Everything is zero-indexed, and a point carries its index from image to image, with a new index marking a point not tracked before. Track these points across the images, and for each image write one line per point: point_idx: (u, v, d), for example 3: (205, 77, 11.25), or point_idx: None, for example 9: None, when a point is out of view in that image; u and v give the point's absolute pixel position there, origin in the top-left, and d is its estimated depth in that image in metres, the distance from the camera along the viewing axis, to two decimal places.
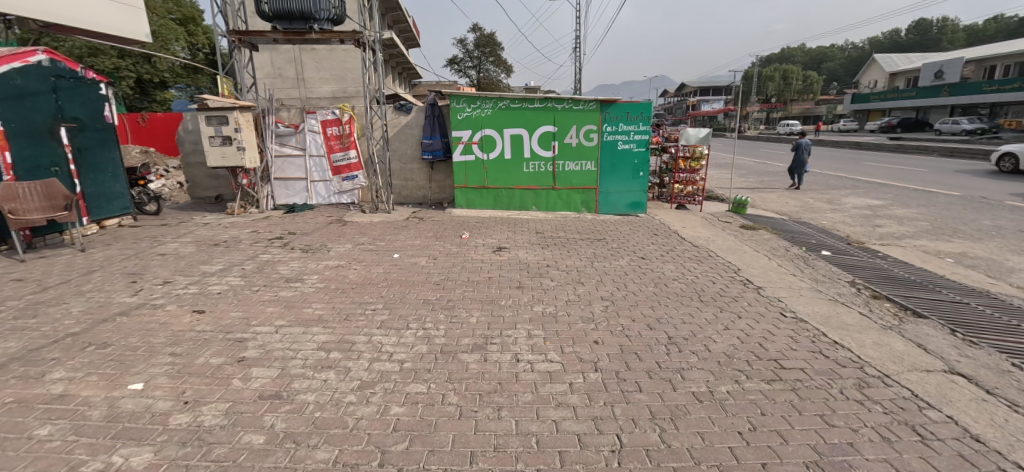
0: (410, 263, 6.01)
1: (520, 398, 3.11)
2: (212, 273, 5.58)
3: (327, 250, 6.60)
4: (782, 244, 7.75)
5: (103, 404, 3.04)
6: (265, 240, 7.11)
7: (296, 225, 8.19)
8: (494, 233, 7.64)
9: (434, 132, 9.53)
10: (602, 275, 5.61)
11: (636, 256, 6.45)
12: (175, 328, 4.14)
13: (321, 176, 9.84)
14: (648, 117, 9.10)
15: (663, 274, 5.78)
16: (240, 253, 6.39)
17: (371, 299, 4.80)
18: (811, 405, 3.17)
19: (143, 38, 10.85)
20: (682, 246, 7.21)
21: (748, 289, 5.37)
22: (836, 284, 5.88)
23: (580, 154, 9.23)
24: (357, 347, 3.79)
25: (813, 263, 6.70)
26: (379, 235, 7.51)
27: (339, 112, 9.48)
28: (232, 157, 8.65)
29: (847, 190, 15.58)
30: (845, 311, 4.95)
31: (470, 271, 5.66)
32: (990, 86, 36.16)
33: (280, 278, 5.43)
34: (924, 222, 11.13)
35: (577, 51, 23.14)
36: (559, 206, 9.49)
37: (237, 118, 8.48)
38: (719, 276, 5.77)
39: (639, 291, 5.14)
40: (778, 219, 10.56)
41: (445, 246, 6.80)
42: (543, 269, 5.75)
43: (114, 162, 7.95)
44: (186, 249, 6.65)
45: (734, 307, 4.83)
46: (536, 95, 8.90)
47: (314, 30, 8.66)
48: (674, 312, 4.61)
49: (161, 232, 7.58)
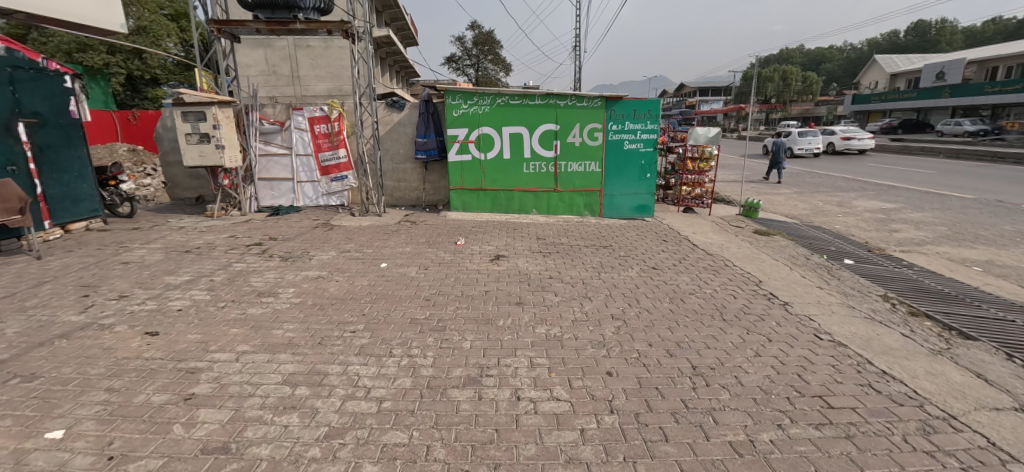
0: (398, 274, 5.43)
1: (521, 452, 2.55)
2: (176, 286, 5.00)
3: (308, 259, 6.01)
4: (801, 251, 7.18)
5: (7, 461, 2.46)
6: (242, 247, 6.51)
7: (277, 229, 7.60)
8: (492, 239, 7.06)
9: (429, 130, 8.99)
10: (611, 288, 5.07)
11: (646, 266, 5.90)
12: (120, 355, 3.57)
13: (309, 176, 9.28)
14: (656, 115, 8.52)
15: (679, 288, 5.21)
16: (212, 262, 5.82)
17: (351, 318, 4.21)
18: (875, 459, 2.60)
19: (117, 28, 10.15)
20: (695, 254, 6.64)
21: (774, 305, 4.82)
22: (868, 298, 5.30)
23: (584, 155, 8.67)
24: (328, 381, 3.21)
25: (838, 274, 6.14)
26: (367, 241, 6.92)
27: (327, 109, 8.91)
28: (210, 155, 8.00)
29: (857, 193, 15.03)
30: (885, 333, 4.38)
31: (464, 284, 5.08)
32: (992, 88, 35.68)
33: (252, 291, 4.85)
34: (943, 226, 10.60)
35: (576, 50, 22.61)
36: (560, 209, 8.93)
37: (215, 114, 7.85)
38: (740, 290, 5.20)
39: (654, 308, 4.57)
40: (791, 223, 9.99)
41: (438, 254, 6.22)
42: (545, 282, 5.18)
43: (80, 161, 7.33)
44: (153, 256, 6.06)
45: (761, 328, 4.26)
46: (537, 91, 8.35)
47: (300, 19, 8.05)
48: (695, 334, 4.05)
49: (130, 238, 6.96)
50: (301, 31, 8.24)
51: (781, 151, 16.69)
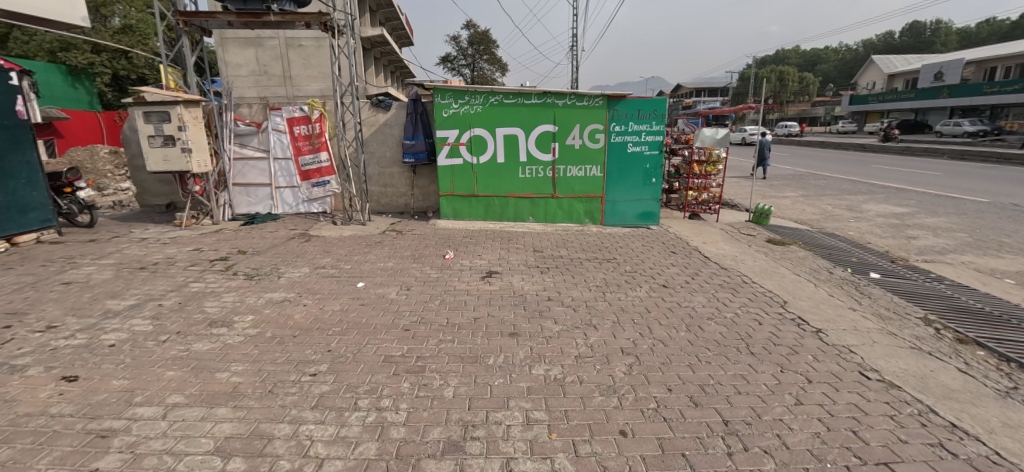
0: (376, 296, 4.75)
1: None
2: (117, 313, 4.33)
3: (276, 277, 5.33)
4: (822, 264, 6.56)
5: None
6: (205, 262, 5.84)
7: (248, 240, 6.91)
8: (485, 252, 6.40)
9: (417, 132, 8.33)
10: (619, 313, 4.43)
11: (656, 285, 5.26)
12: (20, 411, 2.90)
13: (288, 181, 8.62)
14: (662, 116, 7.89)
15: (695, 311, 4.57)
16: (166, 282, 5.15)
17: (313, 356, 3.55)
18: None
19: (79, 22, 9.44)
20: (709, 268, 6.01)
21: (806, 333, 4.19)
22: (908, 323, 4.67)
23: (584, 158, 8.04)
24: (271, 449, 2.55)
25: (868, 291, 5.51)
26: (345, 254, 6.25)
27: (307, 109, 8.29)
28: (175, 160, 7.31)
29: (866, 196, 14.45)
30: (938, 368, 3.76)
31: (451, 309, 4.43)
32: (992, 88, 35.33)
33: (204, 320, 4.17)
34: (964, 233, 9.99)
35: (574, 49, 21.97)
36: (559, 216, 8.29)
37: (182, 114, 7.16)
38: (764, 315, 4.54)
39: (670, 340, 3.92)
40: (805, 231, 9.36)
41: (423, 271, 5.56)
42: (543, 306, 4.53)
43: (30, 166, 6.61)
44: (102, 274, 5.39)
45: (796, 364, 3.63)
46: (533, 89, 7.71)
47: (273, 11, 7.35)
48: (720, 375, 3.41)
49: (82, 252, 6.26)
50: (276, 23, 7.58)
51: (766, 149, 17.12)
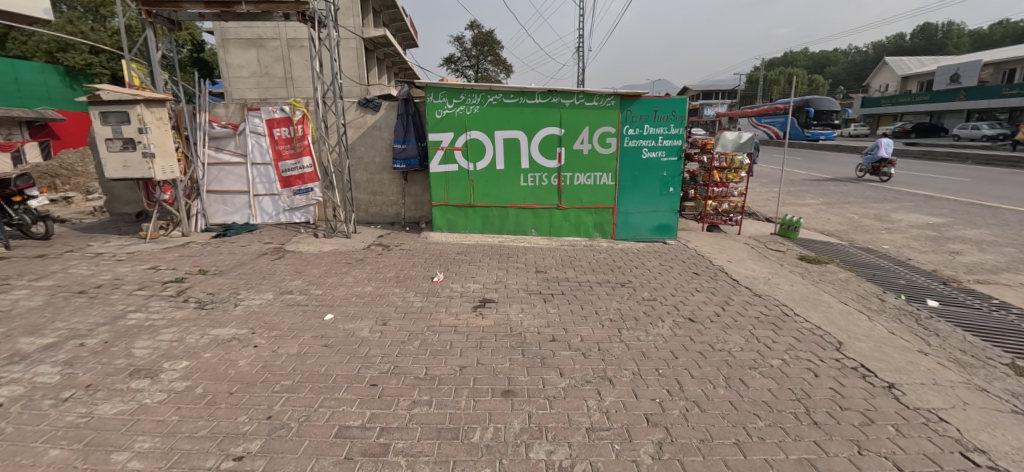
0: (344, 334, 3.93)
1: None
2: (25, 356, 3.54)
3: (232, 305, 4.55)
4: (869, 289, 5.66)
5: None
6: (155, 285, 5.07)
7: (214, 257, 6.14)
8: (479, 274, 5.56)
9: (408, 135, 7.52)
10: (640, 360, 3.58)
11: (680, 319, 4.41)
12: None
13: (267, 188, 7.85)
14: (681, 118, 7.06)
15: (734, 357, 3.70)
16: (104, 310, 4.39)
17: (246, 426, 2.74)
18: None
19: (42, 15, 8.72)
20: (740, 295, 5.15)
21: (880, 392, 3.30)
22: (996, 372, 3.76)
23: (593, 165, 7.21)
24: None
25: (933, 327, 4.60)
26: (319, 276, 5.45)
27: (289, 109, 7.50)
28: (137, 166, 6.57)
29: (892, 204, 13.47)
30: None
31: (433, 353, 3.61)
32: (1010, 90, 34.02)
33: (126, 368, 3.38)
34: (1011, 248, 9.03)
35: (580, 50, 21.14)
36: (565, 229, 7.46)
37: (142, 114, 6.40)
38: (819, 363, 3.67)
39: (708, 402, 3.08)
40: (838, 245, 8.45)
41: (404, 298, 4.75)
42: (547, 350, 3.69)
43: None
44: (31, 301, 4.62)
45: (876, 443, 2.76)
46: (537, 87, 6.89)
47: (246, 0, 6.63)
48: (781, 461, 2.55)
49: (22, 271, 5.48)
50: (251, 14, 6.86)
51: None
